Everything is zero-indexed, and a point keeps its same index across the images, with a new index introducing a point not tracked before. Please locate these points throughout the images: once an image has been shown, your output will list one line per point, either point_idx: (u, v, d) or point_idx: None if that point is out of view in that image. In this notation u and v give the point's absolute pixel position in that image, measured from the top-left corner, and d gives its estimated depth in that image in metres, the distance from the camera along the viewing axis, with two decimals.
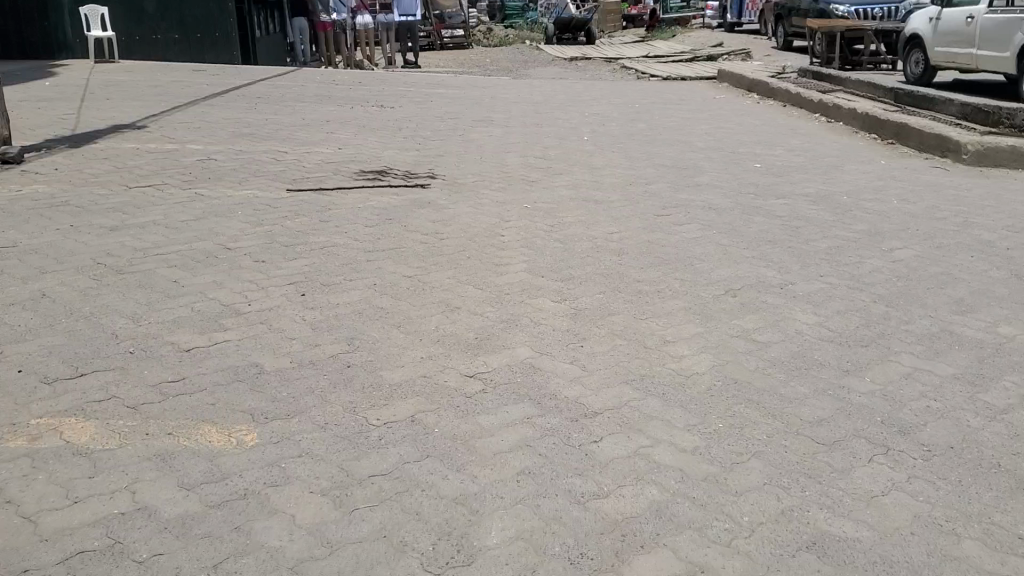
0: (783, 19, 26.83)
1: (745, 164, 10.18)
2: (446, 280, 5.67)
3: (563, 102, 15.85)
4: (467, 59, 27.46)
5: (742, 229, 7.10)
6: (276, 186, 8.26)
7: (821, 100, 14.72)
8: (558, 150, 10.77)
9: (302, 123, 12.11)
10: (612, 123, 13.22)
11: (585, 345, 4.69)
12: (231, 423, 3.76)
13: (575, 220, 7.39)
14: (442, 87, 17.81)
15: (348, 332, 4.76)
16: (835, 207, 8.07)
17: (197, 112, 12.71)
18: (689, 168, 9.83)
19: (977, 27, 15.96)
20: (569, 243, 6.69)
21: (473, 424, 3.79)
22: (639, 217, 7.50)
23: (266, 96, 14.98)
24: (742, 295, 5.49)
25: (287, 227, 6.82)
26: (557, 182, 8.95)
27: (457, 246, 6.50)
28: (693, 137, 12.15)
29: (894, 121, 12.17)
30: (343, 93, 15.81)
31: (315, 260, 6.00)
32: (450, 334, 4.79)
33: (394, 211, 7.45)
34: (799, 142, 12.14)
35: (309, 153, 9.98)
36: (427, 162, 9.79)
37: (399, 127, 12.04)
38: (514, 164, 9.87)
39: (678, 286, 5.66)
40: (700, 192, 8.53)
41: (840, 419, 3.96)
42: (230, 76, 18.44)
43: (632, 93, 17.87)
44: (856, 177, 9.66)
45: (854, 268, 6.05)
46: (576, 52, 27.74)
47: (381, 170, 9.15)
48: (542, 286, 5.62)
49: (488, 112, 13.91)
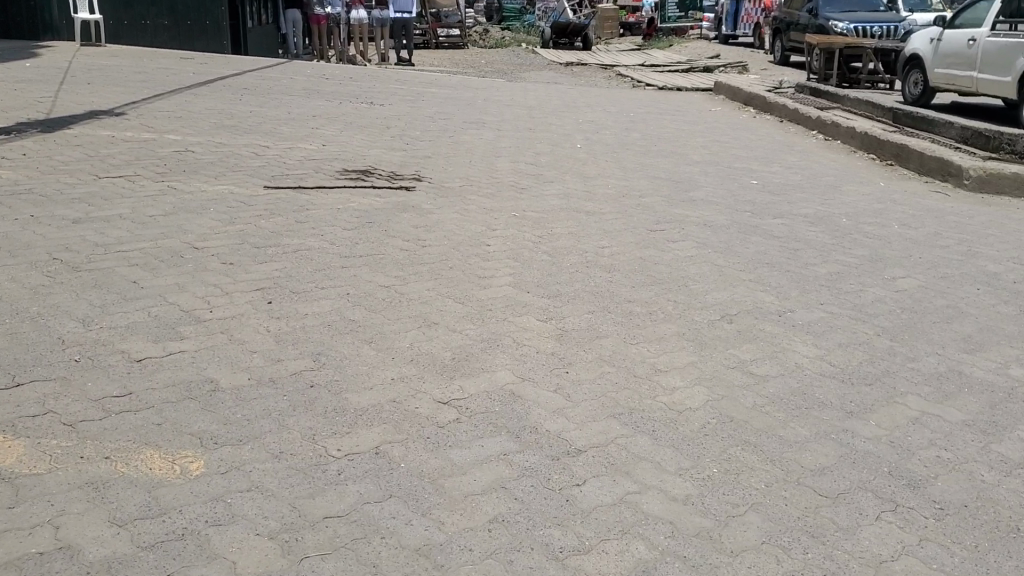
0: (781, 33, 26.62)
1: (741, 180, 9.88)
2: (425, 292, 5.32)
3: (557, 107, 15.53)
4: (462, 59, 27.12)
5: (737, 249, 6.78)
6: (254, 182, 7.90)
7: (819, 117, 14.45)
8: (550, 157, 10.44)
9: (288, 116, 11.75)
10: (607, 132, 12.91)
11: (570, 371, 4.35)
12: (176, 448, 3.40)
13: (564, 232, 7.06)
14: (435, 86, 17.47)
15: (315, 347, 4.40)
16: (834, 229, 7.77)
17: (180, 100, 12.33)
18: (684, 182, 9.52)
19: (979, 49, 15.73)
20: (557, 257, 6.36)
21: (444, 459, 3.45)
22: (631, 231, 7.18)
23: (253, 87, 14.60)
24: (738, 321, 5.16)
25: (261, 228, 6.45)
26: (547, 191, 8.62)
27: (439, 255, 6.15)
28: (689, 150, 11.85)
29: (894, 142, 11.90)
30: (333, 88, 15.44)
31: (286, 265, 5.64)
32: (425, 352, 4.45)
33: (375, 214, 7.10)
34: (797, 159, 11.86)
35: (292, 148, 9.61)
36: (413, 163, 9.45)
37: (387, 126, 11.70)
38: (504, 170, 9.53)
39: (671, 308, 5.34)
40: (695, 208, 8.21)
41: (844, 469, 3.64)
42: (219, 66, 18.05)
43: (628, 101, 17.58)
44: (855, 198, 9.37)
45: (857, 297, 5.74)
46: (572, 57, 27.44)
47: (365, 170, 8.79)
48: (527, 303, 5.28)
49: (480, 114, 13.57)
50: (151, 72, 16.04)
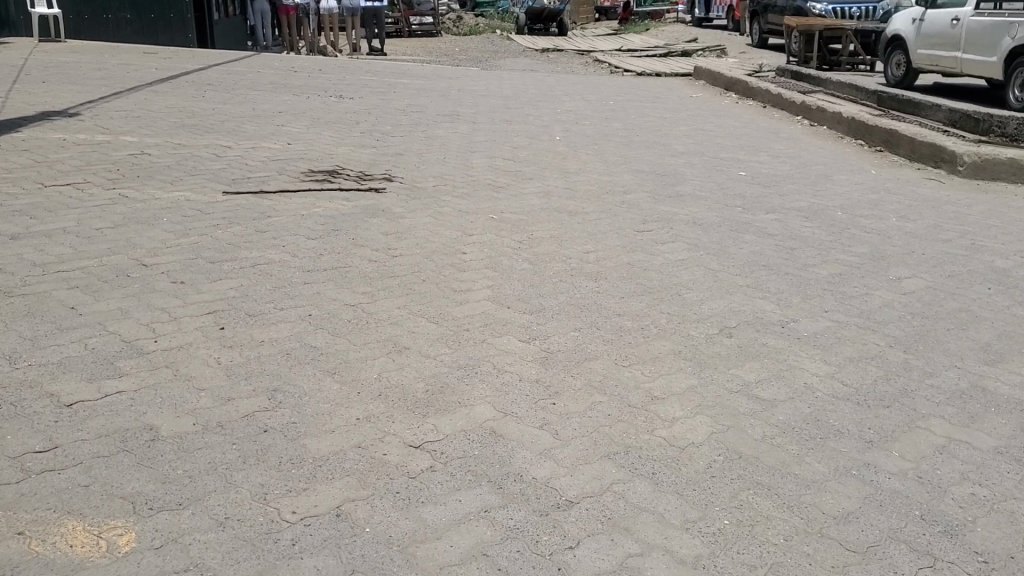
0: (758, 15, 26.22)
1: (729, 171, 9.46)
2: (395, 310, 4.85)
3: (534, 96, 15.04)
4: (435, 48, 26.56)
5: (730, 251, 6.35)
6: (211, 187, 7.38)
7: (804, 102, 14.04)
8: (528, 151, 9.97)
9: (253, 114, 11.21)
10: (586, 122, 12.46)
11: (556, 401, 3.90)
12: (104, 518, 2.93)
13: (546, 235, 6.61)
14: (407, 77, 16.95)
15: (272, 383, 3.93)
16: (830, 224, 7.35)
17: (139, 99, 11.78)
18: (668, 176, 9.08)
19: (963, 29, 15.36)
20: (539, 264, 5.91)
21: (415, 521, 2.99)
22: (616, 232, 6.74)
23: (217, 83, 14.02)
24: (737, 335, 4.73)
25: (217, 240, 5.95)
26: (526, 189, 8.15)
27: (411, 266, 5.68)
28: (672, 139, 11.42)
29: (883, 128, 11.52)
30: (301, 82, 14.88)
31: (243, 282, 5.15)
32: (394, 384, 3.98)
33: (342, 221, 6.61)
34: (783, 147, 11.45)
35: (256, 148, 9.09)
36: (384, 161, 8.96)
37: (357, 120, 11.20)
38: (480, 166, 9.06)
39: (664, 322, 4.90)
40: (683, 205, 7.77)
41: (870, 514, 3.22)
42: (184, 60, 17.43)
43: (607, 89, 17.12)
44: (847, 189, 8.96)
45: (862, 303, 5.32)
46: (548, 43, 26.91)
47: (333, 170, 8.29)
48: (507, 320, 4.83)
49: (454, 106, 13.07)
50: (110, 69, 15.41)
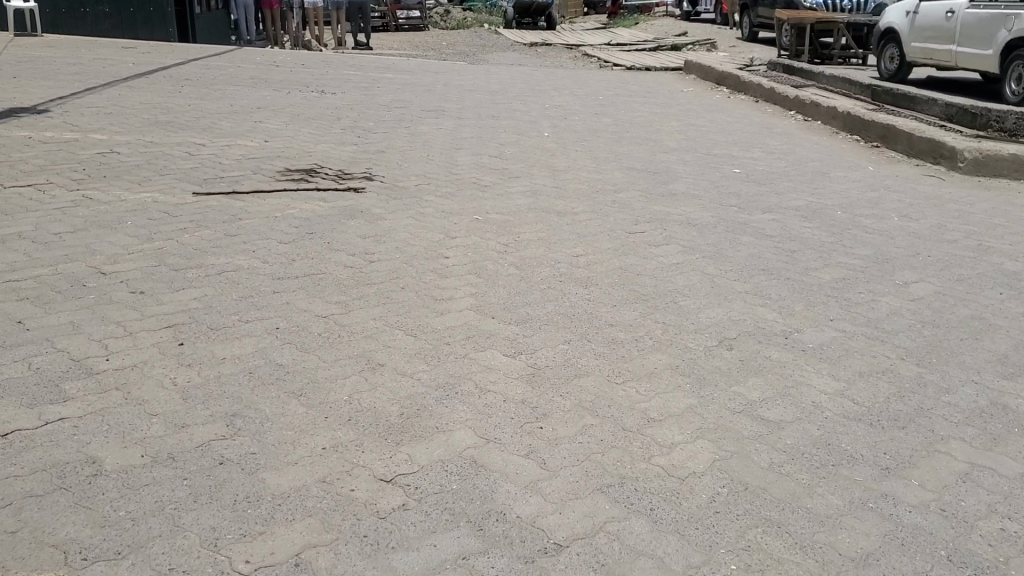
0: (748, 9, 25.91)
1: (722, 169, 9.14)
2: (370, 322, 4.50)
3: (522, 91, 14.69)
4: (422, 42, 26.19)
5: (727, 253, 6.03)
6: (181, 187, 7.02)
7: (797, 96, 13.73)
8: (515, 148, 9.63)
9: (230, 109, 10.83)
10: (574, 117, 12.13)
11: (544, 425, 3.56)
12: (32, 571, 2.59)
13: (533, 238, 6.28)
14: (392, 72, 16.57)
15: (231, 408, 3.59)
16: (831, 225, 7.04)
17: (113, 94, 11.39)
18: (661, 173, 8.75)
19: (958, 22, 15.08)
20: (526, 269, 5.57)
21: (385, 571, 2.66)
22: (607, 234, 6.41)
23: (195, 78, 13.62)
24: (738, 347, 4.41)
25: (183, 245, 5.59)
26: (513, 188, 7.80)
27: (389, 272, 5.33)
28: (663, 135, 11.10)
29: (879, 123, 11.22)
30: (283, 77, 14.50)
31: (208, 292, 4.80)
32: (366, 407, 3.63)
33: (317, 224, 6.26)
34: (778, 142, 11.15)
35: (231, 146, 8.73)
36: (365, 159, 8.61)
37: (339, 116, 10.83)
38: (465, 164, 8.71)
39: (659, 333, 4.57)
40: (676, 204, 7.45)
41: (891, 554, 2.90)
42: (163, 55, 17.02)
43: (596, 83, 16.78)
44: (846, 186, 8.65)
45: (870, 312, 5.01)
46: (536, 37, 26.53)
47: (310, 169, 7.94)
48: (491, 331, 4.49)
49: (439, 101, 12.70)
50: (86, 64, 14.99)
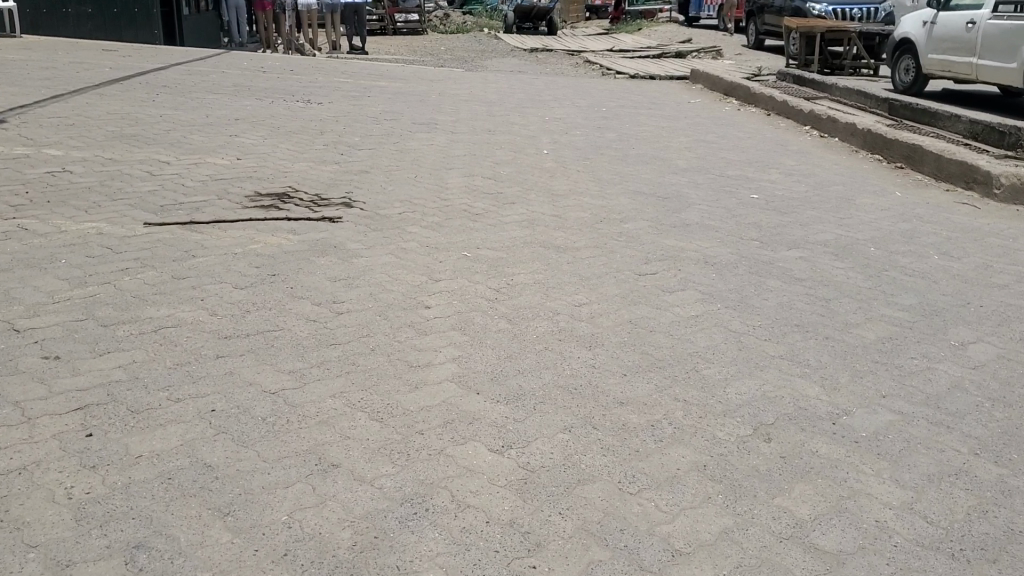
0: (754, 16, 25.10)
1: (739, 194, 8.36)
2: (329, 400, 3.70)
3: (520, 101, 13.92)
4: (420, 47, 25.42)
5: (753, 302, 5.24)
6: (132, 215, 6.22)
7: (811, 110, 12.95)
8: (511, 169, 8.85)
9: (205, 121, 10.05)
10: (577, 132, 11.35)
11: (538, 563, 2.76)
12: None
13: (529, 281, 5.48)
14: (386, 79, 15.80)
15: (137, 535, 2.79)
16: (865, 265, 6.25)
17: (81, 103, 10.60)
18: (671, 199, 7.95)
19: (979, 33, 14.28)
20: (520, 322, 4.78)
21: None
22: (613, 276, 5.62)
23: (174, 85, 12.83)
24: (776, 441, 3.62)
25: (120, 292, 4.79)
26: (508, 217, 7.01)
27: (359, 326, 4.54)
28: (671, 153, 10.32)
29: (904, 143, 10.44)
30: (268, 84, 13.71)
31: (138, 358, 4.00)
32: (311, 536, 2.83)
33: (282, 263, 5.45)
34: (795, 162, 10.37)
35: (200, 163, 7.93)
36: (345, 180, 7.81)
37: (321, 130, 10.05)
38: (455, 187, 7.92)
39: (680, 416, 3.77)
40: (691, 237, 6.66)
41: None
42: (145, 58, 16.23)
43: (599, 93, 15.99)
44: (874, 216, 7.87)
45: (929, 387, 4.21)
46: (536, 43, 25.74)
47: (284, 193, 7.14)
48: (476, 411, 3.68)
49: (432, 113, 11.91)
50: (62, 67, 14.20)
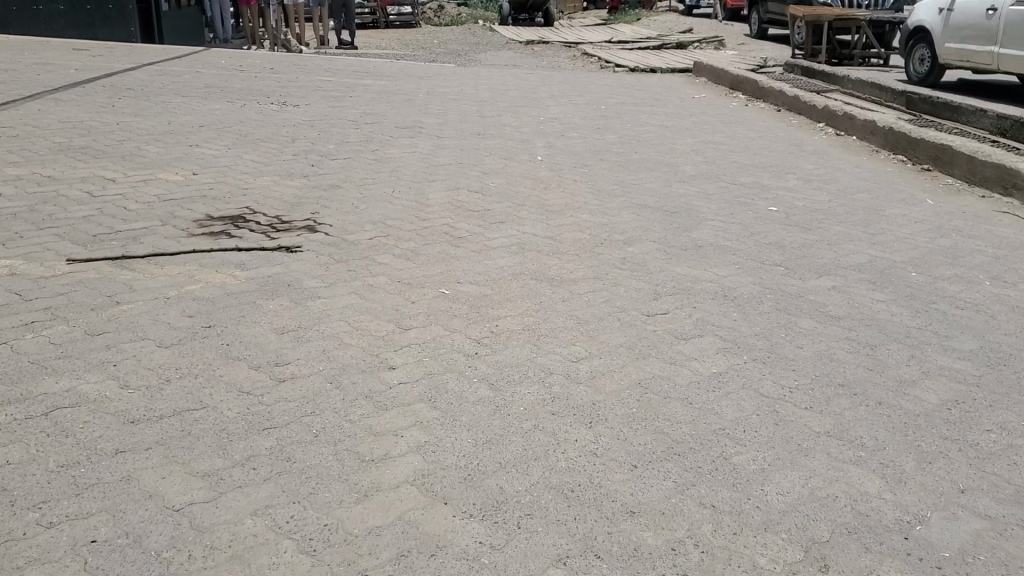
0: (756, 5, 24.14)
1: (754, 206, 7.48)
2: (249, 522, 2.83)
3: (514, 100, 13.04)
4: (411, 41, 24.47)
5: (785, 352, 4.37)
6: (54, 249, 5.34)
7: (825, 106, 12.06)
8: (501, 179, 7.99)
9: (167, 129, 9.18)
10: (574, 134, 10.47)
11: None
12: None
13: (516, 326, 4.60)
14: (372, 77, 14.92)
15: None
16: (909, 296, 5.38)
17: (33, 110, 9.72)
18: (681, 214, 7.08)
19: (1001, 20, 13.38)
20: (505, 384, 3.91)
21: None
22: (617, 317, 4.75)
23: (139, 87, 11.94)
24: (835, 571, 2.76)
25: (14, 357, 3.92)
26: (495, 240, 6.15)
27: (302, 401, 3.66)
28: (678, 157, 9.45)
29: (930, 144, 9.57)
30: (242, 84, 12.82)
31: (13, 458, 3.13)
32: None
33: (223, 310, 4.59)
34: (812, 166, 9.50)
35: (149, 180, 7.06)
36: (314, 197, 6.94)
37: (294, 137, 9.18)
38: (437, 203, 7.06)
39: (707, 533, 2.90)
40: (704, 262, 5.79)
41: None
42: (117, 57, 15.34)
43: (598, 89, 15.10)
44: (908, 231, 6.99)
45: (1017, 476, 3.35)
46: (532, 34, 24.80)
47: (239, 216, 6.26)
48: (441, 534, 2.81)
49: (418, 115, 11.03)
50: (26, 69, 13.32)
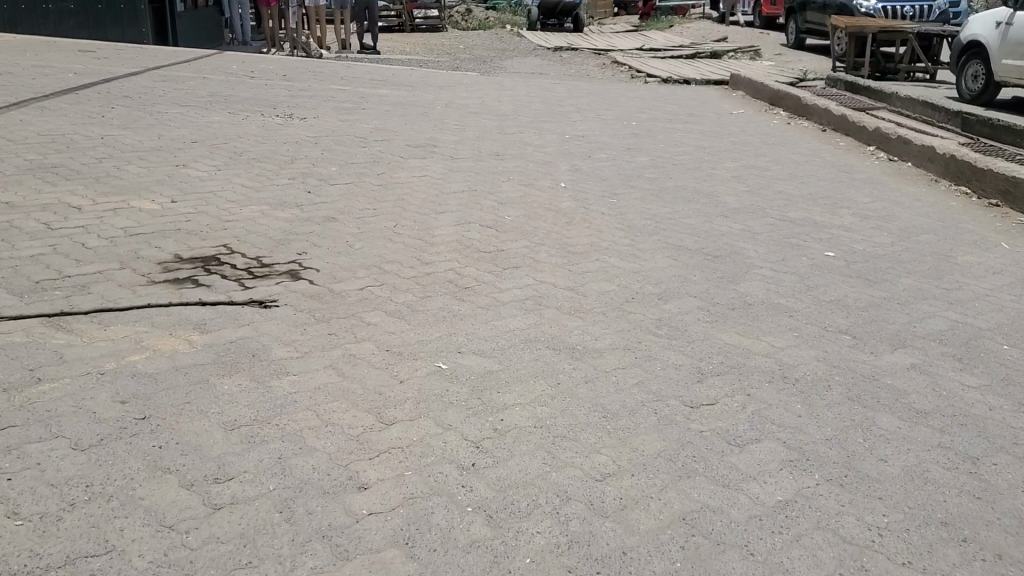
0: (794, 13, 23.06)
1: (807, 251, 6.54)
2: None
3: (539, 114, 12.15)
4: (436, 46, 23.61)
5: (867, 471, 3.46)
6: None
7: (876, 127, 11.07)
8: (518, 211, 7.10)
9: (155, 145, 8.34)
10: (603, 156, 9.55)
11: None
12: None
13: (528, 418, 3.70)
14: (389, 86, 14.06)
15: None
16: (1006, 381, 4.42)
17: (14, 121, 8.92)
18: (723, 259, 6.15)
19: None
20: (509, 516, 3.01)
21: None
22: (653, 410, 3.83)
23: (138, 94, 11.16)
24: None
25: None
26: (507, 292, 5.23)
27: (241, 545, 2.79)
28: (717, 186, 8.52)
29: (1000, 176, 8.57)
30: (249, 94, 12.01)
31: None
32: None
33: (165, 392, 3.72)
34: (867, 198, 8.54)
35: (120, 209, 6.23)
36: (303, 232, 6.07)
37: (293, 156, 8.32)
38: (444, 241, 6.18)
39: None
40: (756, 329, 4.86)
41: None
42: (123, 61, 14.55)
43: (629, 102, 14.16)
44: (988, 285, 6.03)
45: None
46: (561, 41, 23.87)
47: (213, 258, 5.40)
48: None
49: (432, 131, 10.16)
50: (22, 72, 12.56)
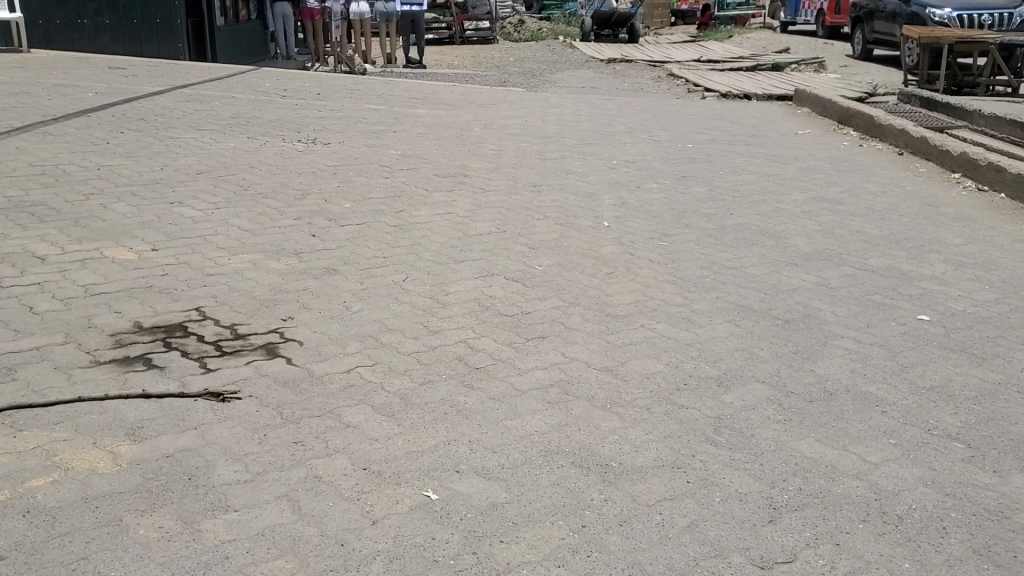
0: (861, 22, 21.72)
1: (895, 312, 5.46)
2: None
3: (585, 135, 11.19)
4: (486, 59, 22.74)
5: None
6: None
7: (962, 152, 9.88)
8: (550, 259, 6.12)
9: (155, 177, 7.55)
10: (653, 186, 8.55)
11: None
12: None
13: None
14: (429, 105, 13.19)
15: None
16: None
17: (10, 149, 8.20)
18: (794, 325, 5.11)
19: None
20: None
21: None
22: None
23: (155, 117, 10.42)
24: None
25: None
26: (528, 375, 4.25)
27: None
28: (783, 223, 7.45)
29: None
30: (276, 115, 11.23)
31: None
32: None
33: (58, 541, 2.82)
34: (958, 238, 7.41)
35: (88, 260, 5.41)
36: (294, 290, 5.16)
37: (305, 190, 7.46)
38: (460, 299, 5.23)
39: None
40: (842, 434, 3.82)
41: None
42: (152, 78, 13.89)
43: (684, 121, 13.11)
44: None
45: None
46: (614, 53, 22.84)
47: (178, 327, 4.53)
48: None
49: (465, 157, 9.26)
50: (43, 92, 11.94)
